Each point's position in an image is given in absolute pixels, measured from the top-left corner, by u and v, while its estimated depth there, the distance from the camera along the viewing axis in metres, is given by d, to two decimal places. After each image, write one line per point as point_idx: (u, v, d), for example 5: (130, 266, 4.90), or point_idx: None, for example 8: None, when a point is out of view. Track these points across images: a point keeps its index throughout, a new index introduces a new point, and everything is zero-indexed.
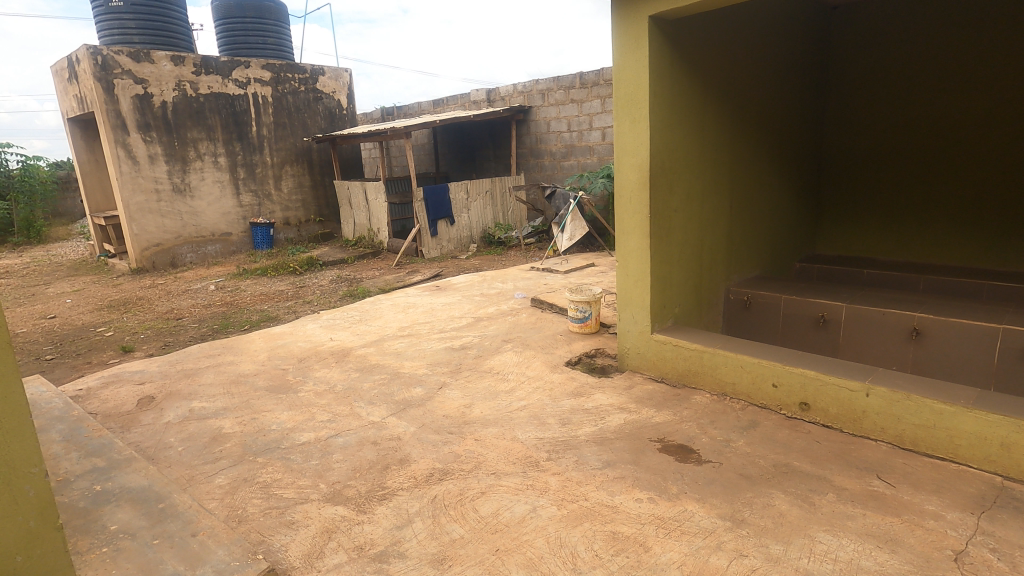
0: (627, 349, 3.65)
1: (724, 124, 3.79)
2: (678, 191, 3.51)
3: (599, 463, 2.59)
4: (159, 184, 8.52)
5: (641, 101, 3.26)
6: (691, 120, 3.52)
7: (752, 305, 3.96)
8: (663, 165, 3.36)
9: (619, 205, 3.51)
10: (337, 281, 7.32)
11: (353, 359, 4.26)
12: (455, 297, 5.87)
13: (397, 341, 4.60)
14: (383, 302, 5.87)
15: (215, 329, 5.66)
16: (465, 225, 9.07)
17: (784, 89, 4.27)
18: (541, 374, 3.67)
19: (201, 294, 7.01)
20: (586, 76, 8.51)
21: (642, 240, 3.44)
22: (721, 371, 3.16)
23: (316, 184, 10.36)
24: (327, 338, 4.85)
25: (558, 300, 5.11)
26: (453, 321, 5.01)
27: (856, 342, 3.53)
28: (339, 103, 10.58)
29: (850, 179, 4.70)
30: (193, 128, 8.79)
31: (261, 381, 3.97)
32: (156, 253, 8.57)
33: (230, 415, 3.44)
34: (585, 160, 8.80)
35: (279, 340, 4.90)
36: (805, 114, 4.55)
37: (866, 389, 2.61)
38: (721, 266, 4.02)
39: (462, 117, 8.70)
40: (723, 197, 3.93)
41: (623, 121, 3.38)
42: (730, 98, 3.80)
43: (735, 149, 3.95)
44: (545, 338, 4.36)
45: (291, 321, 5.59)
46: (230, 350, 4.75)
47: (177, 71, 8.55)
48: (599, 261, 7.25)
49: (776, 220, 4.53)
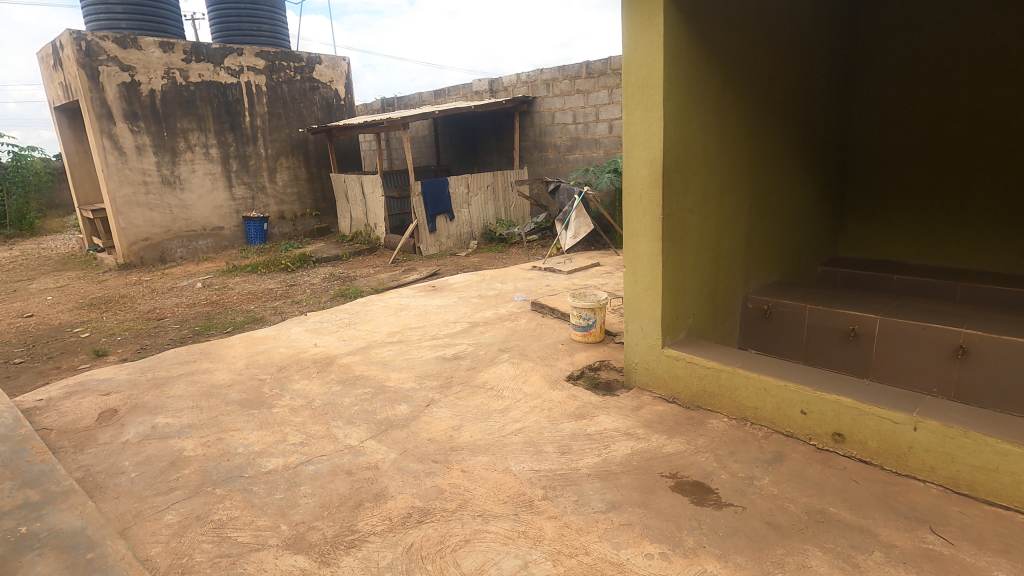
0: (635, 364, 3.30)
1: (744, 116, 3.43)
2: (693, 189, 3.14)
3: (602, 505, 2.24)
4: (147, 176, 8.19)
5: (654, 88, 2.87)
6: (709, 112, 3.15)
7: (773, 315, 3.61)
8: (677, 161, 2.99)
9: (628, 205, 3.13)
10: (330, 279, 6.99)
11: (336, 369, 3.93)
12: (451, 299, 5.53)
13: (386, 349, 4.26)
14: (375, 304, 5.53)
15: (198, 331, 5.35)
16: (465, 220, 8.71)
17: (810, 79, 3.90)
18: (539, 392, 3.32)
19: (187, 292, 6.70)
20: (592, 65, 8.10)
21: (653, 244, 3.06)
22: (742, 393, 2.81)
23: (313, 177, 10.02)
24: (311, 344, 4.52)
25: (560, 304, 4.75)
26: (447, 326, 4.67)
27: (891, 359, 3.16)
28: (337, 93, 10.21)
29: (878, 177, 4.34)
30: (184, 118, 8.45)
31: (234, 394, 3.64)
32: (144, 248, 8.25)
33: (195, 434, 3.11)
34: (591, 154, 8.41)
35: (261, 346, 4.58)
36: (830, 107, 4.19)
37: (914, 422, 2.24)
38: (739, 271, 3.67)
39: (462, 108, 8.31)
40: (743, 197, 3.57)
41: (634, 110, 2.99)
42: (751, 88, 3.43)
43: (757, 144, 3.59)
44: (545, 347, 4.01)
45: (276, 324, 5.26)
46: (207, 356, 4.42)
47: (166, 58, 8.20)
48: (604, 261, 6.88)
49: (798, 221, 4.18)
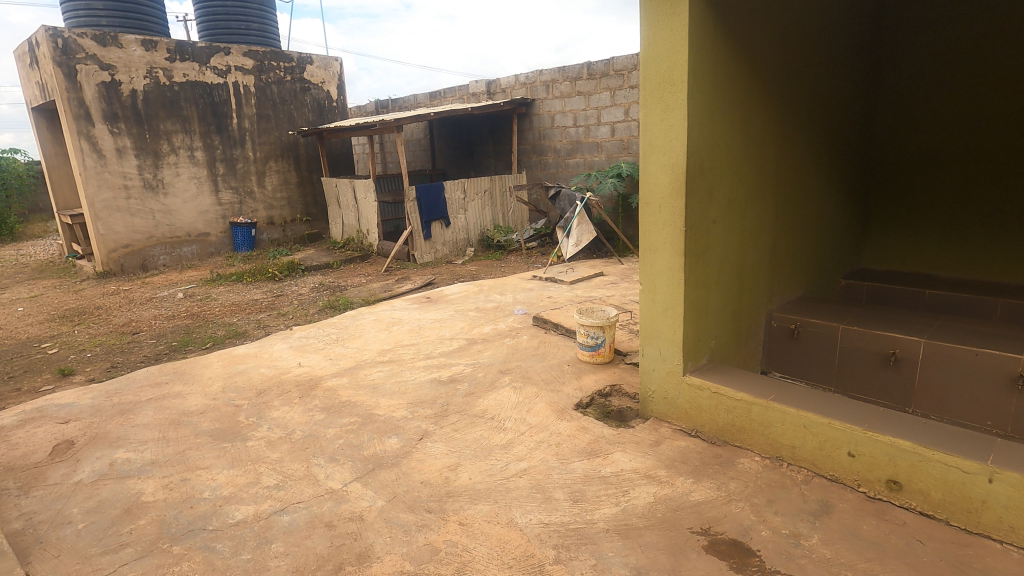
0: (652, 393, 2.98)
1: (770, 119, 3.12)
2: (717, 198, 2.82)
3: (625, 572, 1.90)
4: (129, 180, 7.82)
5: (676, 85, 2.55)
6: (735, 113, 2.83)
7: (801, 334, 3.31)
8: (701, 166, 2.66)
9: (645, 216, 2.79)
10: (319, 289, 6.63)
11: (320, 393, 3.58)
12: (447, 312, 5.18)
13: (376, 369, 3.92)
14: (366, 318, 5.18)
15: (175, 347, 4.98)
16: (461, 227, 8.37)
17: (836, 78, 3.59)
18: (546, 422, 2.98)
19: (167, 303, 6.33)
20: (594, 66, 7.79)
21: (673, 259, 2.72)
22: (777, 430, 2.48)
23: (303, 181, 9.65)
24: (295, 364, 4.17)
25: (564, 320, 4.42)
26: (442, 344, 4.33)
27: (938, 387, 2.83)
28: (329, 94, 9.87)
29: (906, 184, 4.02)
30: (167, 119, 8.09)
31: (205, 423, 3.28)
32: (124, 255, 7.88)
33: (157, 474, 2.75)
34: (592, 158, 8.10)
35: (240, 365, 4.22)
36: (856, 108, 3.88)
37: (989, 473, 1.92)
38: (763, 287, 3.35)
39: (458, 109, 7.98)
40: (768, 207, 3.26)
41: (653, 109, 2.66)
42: (778, 89, 3.12)
43: (782, 150, 3.28)
44: (550, 369, 3.68)
45: (258, 340, 4.90)
46: (181, 377, 4.05)
47: (148, 57, 7.83)
48: (608, 270, 6.56)
49: (822, 232, 3.87)
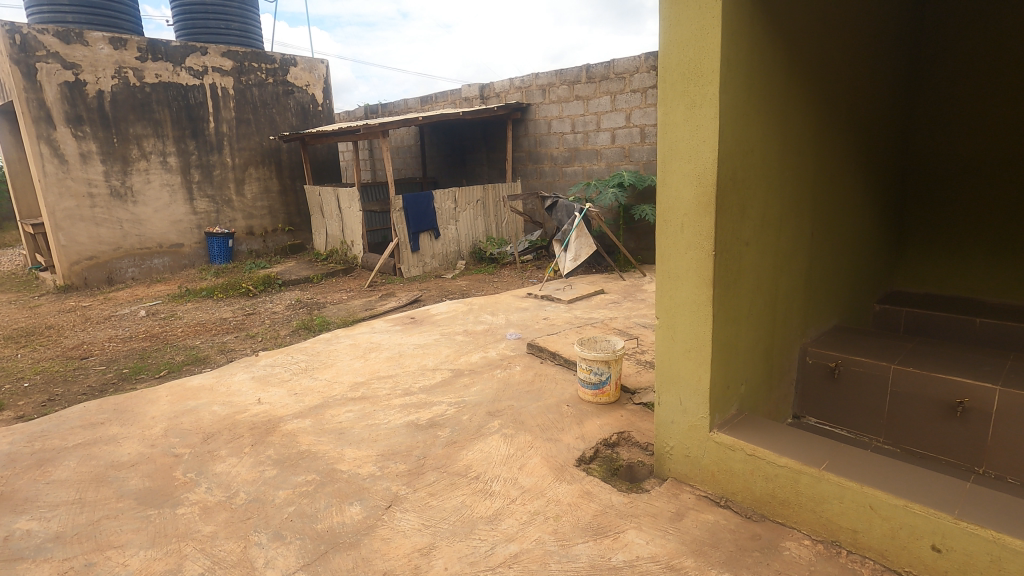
0: (670, 449, 2.46)
1: (807, 123, 2.63)
2: (750, 215, 2.32)
3: None
4: (94, 187, 7.29)
5: (706, 78, 2.04)
6: (771, 113, 2.34)
7: (842, 374, 2.81)
8: (734, 177, 2.16)
9: (663, 237, 2.28)
10: (295, 307, 6.10)
11: (277, 440, 3.04)
12: (431, 336, 4.66)
13: (346, 409, 3.39)
14: (342, 342, 4.66)
15: (126, 375, 4.43)
16: (452, 238, 7.86)
17: (875, 76, 3.11)
18: (543, 484, 2.47)
19: (127, 322, 5.78)
20: (593, 69, 7.33)
21: (698, 290, 2.21)
22: (833, 508, 1.97)
23: (286, 189, 9.13)
24: (253, 400, 3.62)
25: (562, 349, 3.91)
26: (424, 376, 3.80)
27: (1016, 446, 2.33)
28: (314, 98, 9.37)
29: (947, 198, 3.54)
30: (138, 123, 7.58)
31: (134, 480, 2.74)
32: (88, 267, 7.32)
33: (56, 556, 2.21)
34: (591, 166, 7.63)
35: (190, 401, 3.66)
36: (893, 112, 3.40)
37: None
38: (796, 318, 2.86)
39: (449, 114, 7.50)
40: (805, 225, 2.77)
41: (676, 107, 2.14)
42: (816, 87, 2.64)
43: (819, 159, 2.79)
44: (547, 411, 3.16)
45: (219, 368, 4.36)
46: (120, 416, 3.50)
47: (117, 56, 7.33)
48: (608, 287, 6.06)
49: (858, 252, 3.39)
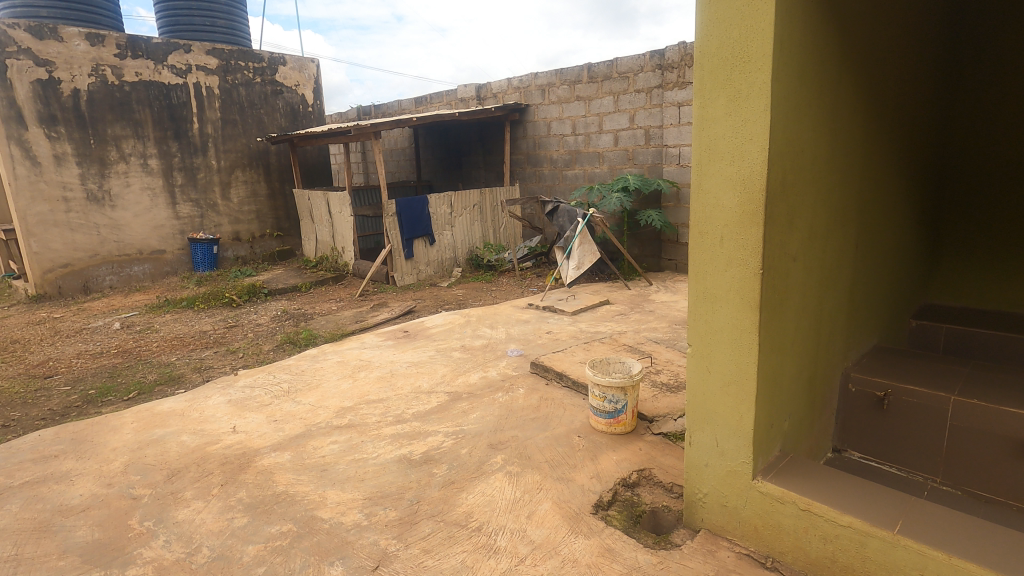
0: (702, 497, 2.12)
1: (855, 121, 2.31)
2: (798, 226, 1.99)
3: None
4: (68, 191, 6.90)
5: (755, 63, 1.70)
6: (821, 108, 2.01)
7: (892, 406, 2.48)
8: (783, 182, 1.83)
9: (698, 251, 1.95)
10: (281, 318, 5.73)
11: (251, 478, 2.68)
12: (426, 353, 4.31)
13: (331, 439, 3.03)
14: (329, 359, 4.30)
15: (91, 396, 4.04)
16: (448, 244, 7.52)
17: (916, 67, 2.73)
18: (556, 538, 2.13)
19: (99, 335, 5.39)
20: (595, 68, 7.01)
21: (741, 314, 1.88)
22: None
23: (274, 193, 8.75)
24: (228, 428, 3.26)
25: (570, 369, 3.57)
26: (418, 400, 3.44)
27: None
28: (304, 98, 9.01)
29: (982, 203, 3.19)
30: (116, 123, 7.20)
31: (82, 531, 2.38)
32: (62, 276, 6.93)
33: None
34: (593, 169, 7.31)
35: (157, 429, 3.29)
36: (931, 109, 3.03)
37: None
38: (839, 340, 2.53)
39: (444, 115, 7.17)
40: (849, 236, 2.45)
41: (716, 99, 1.81)
42: (864, 80, 2.32)
43: (865, 162, 2.47)
44: (556, 443, 2.82)
45: (193, 389, 3.99)
46: (76, 448, 3.13)
47: (94, 53, 6.95)
48: (614, 297, 5.73)
49: (896, 264, 3.06)
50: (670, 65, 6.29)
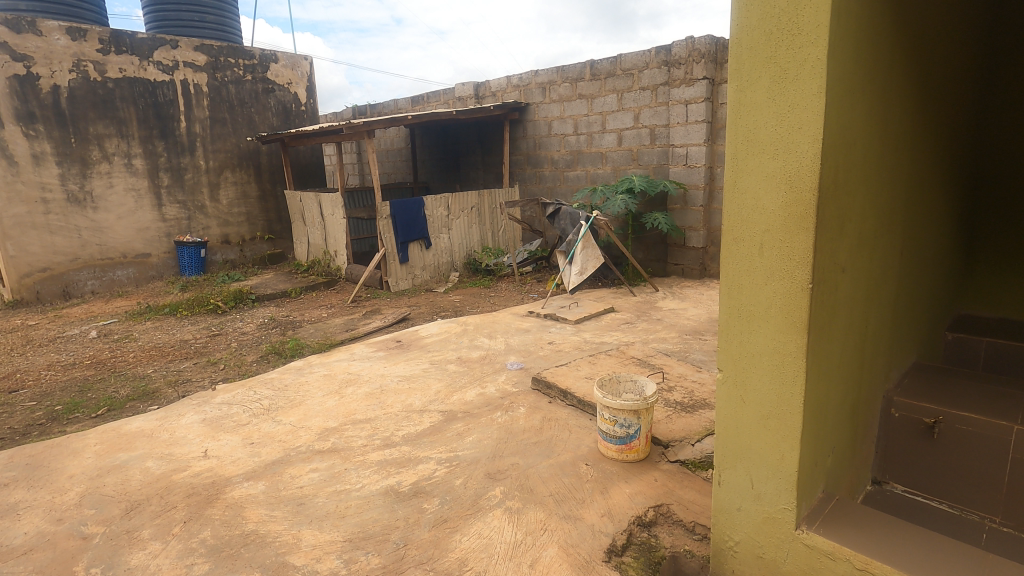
0: (733, 545, 1.83)
1: (904, 111, 2.00)
2: (848, 232, 1.70)
3: None
4: (47, 191, 6.61)
5: (807, 35, 1.41)
6: (873, 94, 1.71)
7: (942, 435, 2.18)
8: (835, 180, 1.54)
9: (732, 260, 1.66)
10: (268, 326, 5.44)
11: (218, 514, 2.38)
12: (420, 365, 4.01)
13: (312, 466, 2.74)
14: (316, 372, 4.00)
15: (57, 413, 3.73)
16: (444, 248, 7.22)
17: (959, 43, 2.32)
18: None
19: (74, 344, 5.08)
20: (598, 65, 6.72)
21: (783, 336, 1.58)
22: None
23: (265, 194, 8.45)
24: (199, 451, 2.95)
25: (574, 385, 3.28)
26: (409, 420, 3.14)
27: None
28: (297, 97, 8.71)
29: (1020, 201, 2.74)
30: (99, 121, 6.91)
31: None
32: (41, 280, 6.63)
33: None
34: (595, 170, 7.02)
35: (121, 453, 2.99)
36: (971, 90, 2.58)
37: None
38: (881, 360, 2.24)
39: (441, 114, 6.88)
40: (895, 243, 2.16)
41: (757, 80, 1.52)
42: (915, 64, 2.00)
43: (912, 160, 2.17)
44: (562, 472, 2.53)
45: (167, 405, 3.69)
46: (29, 475, 2.82)
47: (75, 48, 6.66)
48: (619, 304, 5.44)
49: (935, 273, 2.76)
50: (677, 61, 5.99)
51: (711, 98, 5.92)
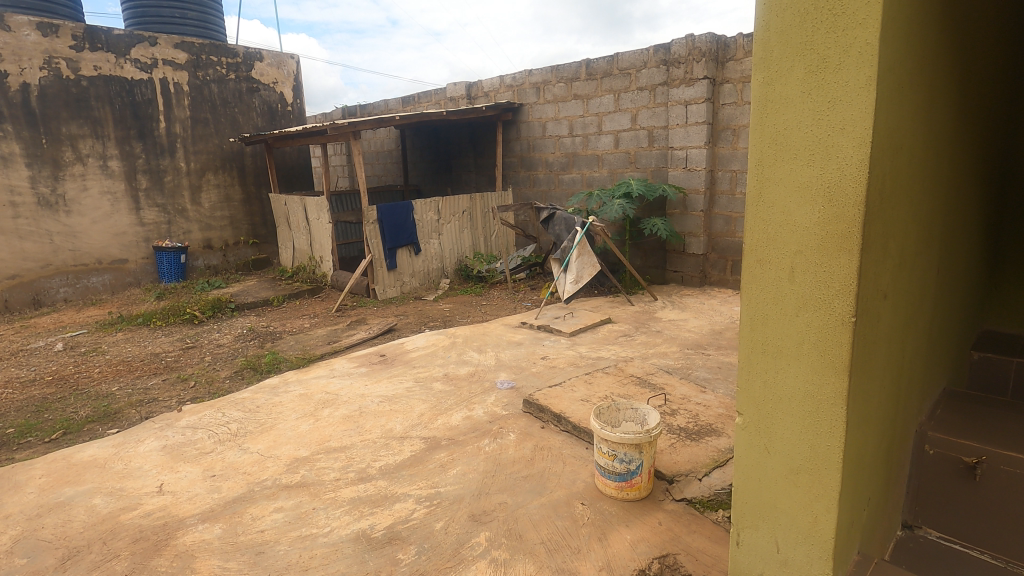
0: None
1: (948, 109, 1.73)
2: (891, 250, 1.43)
3: None
4: (16, 195, 6.31)
5: (853, 15, 1.15)
6: (920, 89, 1.44)
7: (984, 475, 1.90)
8: (882, 191, 1.28)
9: (756, 285, 1.39)
10: (246, 338, 5.15)
11: (163, 565, 2.10)
12: (403, 384, 3.73)
13: (277, 504, 2.45)
14: (291, 391, 3.71)
15: (7, 437, 3.43)
16: (434, 253, 6.95)
17: (1001, 28, 2.00)
18: None
19: (37, 358, 4.78)
20: (594, 64, 6.47)
21: (819, 377, 1.32)
22: None
23: (249, 197, 8.15)
24: (154, 486, 2.67)
25: (569, 409, 3.00)
26: (388, 449, 2.86)
27: None
28: (283, 97, 8.40)
29: None
30: (72, 121, 6.61)
31: None
32: (9, 288, 6.33)
33: None
34: (591, 173, 6.77)
35: (67, 487, 2.69)
36: (1008, 82, 2.25)
37: None
38: (915, 392, 1.97)
39: (431, 114, 6.61)
40: (931, 260, 1.90)
41: (790, 70, 1.26)
42: (962, 54, 1.72)
43: (951, 166, 1.90)
44: (556, 514, 2.25)
45: (127, 429, 3.39)
46: None
47: (46, 44, 6.36)
48: (616, 314, 5.18)
49: (965, 290, 2.49)
50: (676, 61, 5.73)
51: (712, 98, 5.67)
